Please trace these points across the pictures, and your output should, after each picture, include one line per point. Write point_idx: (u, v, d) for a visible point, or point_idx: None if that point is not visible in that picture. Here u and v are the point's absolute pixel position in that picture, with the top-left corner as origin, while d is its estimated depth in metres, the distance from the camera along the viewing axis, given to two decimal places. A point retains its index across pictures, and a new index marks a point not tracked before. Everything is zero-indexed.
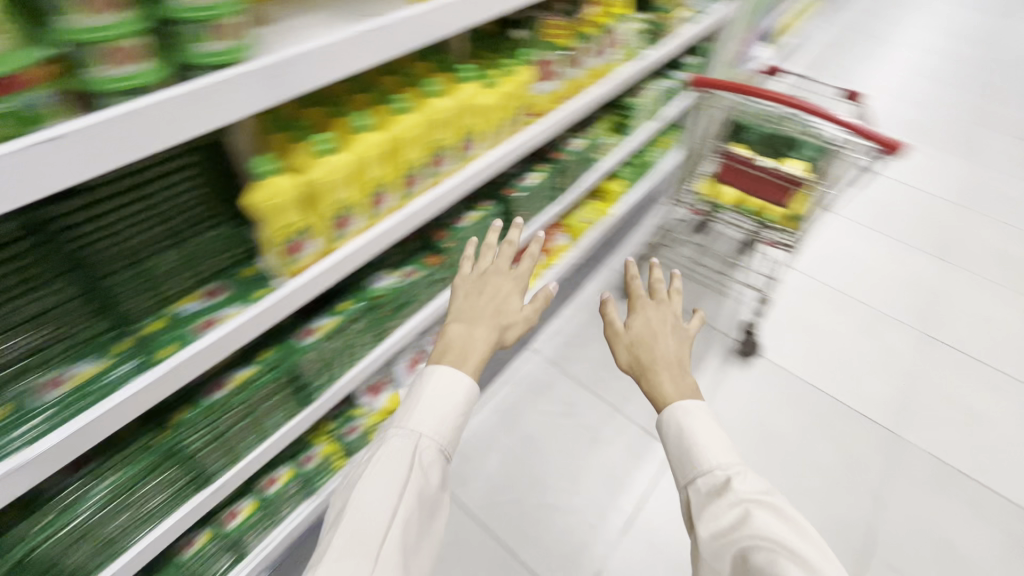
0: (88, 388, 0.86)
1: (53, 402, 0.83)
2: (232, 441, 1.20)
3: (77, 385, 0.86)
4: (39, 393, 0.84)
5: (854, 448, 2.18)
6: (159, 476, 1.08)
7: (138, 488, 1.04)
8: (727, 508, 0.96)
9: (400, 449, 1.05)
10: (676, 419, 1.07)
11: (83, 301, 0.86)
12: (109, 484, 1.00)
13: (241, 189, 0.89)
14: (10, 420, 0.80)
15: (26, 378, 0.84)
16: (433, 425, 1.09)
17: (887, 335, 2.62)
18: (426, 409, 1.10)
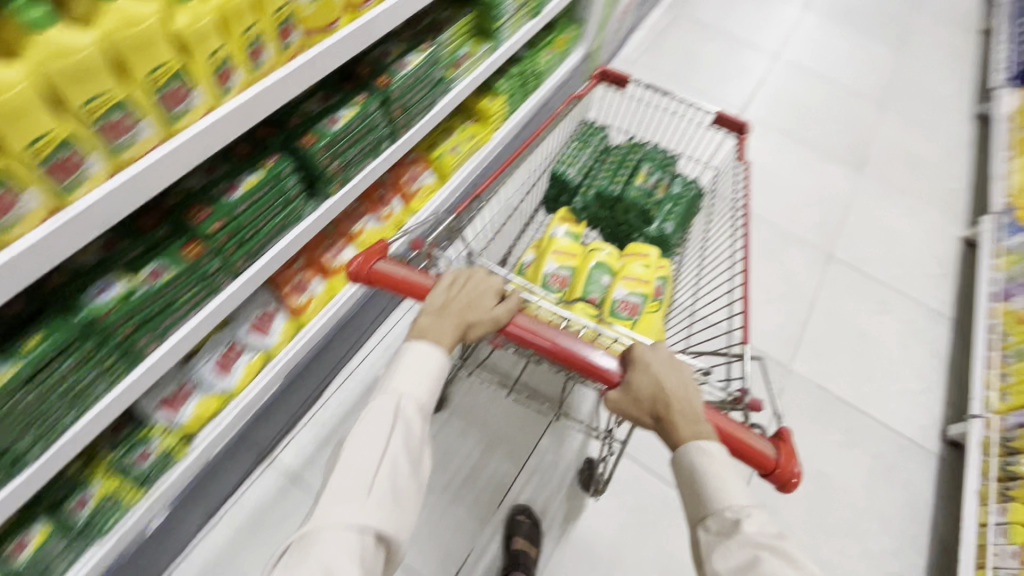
0: (257, 202, 0.83)
1: (238, 201, 0.80)
2: (347, 159, 0.97)
3: (255, 183, 0.82)
4: (220, 195, 0.80)
5: (900, 259, 1.79)
6: (249, 224, 0.84)
7: (302, 190, 0.91)
8: (733, 550, 0.61)
9: (369, 418, 0.66)
10: (689, 463, 0.66)
11: (223, 152, 0.85)
12: (277, 183, 0.86)
13: (332, 16, 0.77)
14: (199, 279, 0.80)
15: (228, 182, 0.81)
16: (420, 388, 0.68)
17: (979, 168, 2.09)
18: (404, 370, 0.69)
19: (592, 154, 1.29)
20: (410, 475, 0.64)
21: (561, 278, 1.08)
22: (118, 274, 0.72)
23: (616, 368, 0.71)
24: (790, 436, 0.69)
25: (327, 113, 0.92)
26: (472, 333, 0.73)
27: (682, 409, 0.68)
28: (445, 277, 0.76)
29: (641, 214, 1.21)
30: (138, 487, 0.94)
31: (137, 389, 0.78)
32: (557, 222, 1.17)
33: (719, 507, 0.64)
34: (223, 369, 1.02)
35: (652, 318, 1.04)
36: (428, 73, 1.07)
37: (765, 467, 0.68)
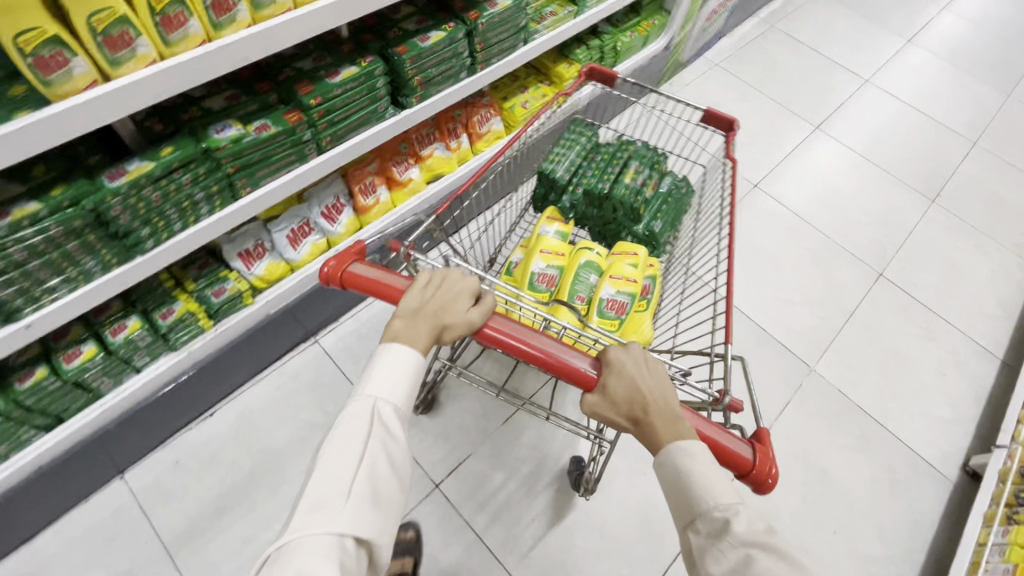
0: (350, 90, 0.99)
1: (335, 85, 0.96)
2: (430, 77, 1.11)
3: (351, 74, 0.98)
4: (322, 77, 0.97)
5: (957, 292, 1.73)
6: (340, 108, 1.00)
7: (386, 93, 1.07)
8: (722, 553, 0.54)
9: (348, 423, 0.59)
10: (672, 466, 0.59)
11: (329, 46, 1.02)
12: (368, 81, 1.02)
13: None
14: (293, 143, 0.96)
15: (331, 70, 0.98)
16: (398, 391, 0.61)
17: None
18: (381, 372, 0.62)
19: (580, 152, 1.18)
20: (392, 482, 0.58)
21: (548, 278, 1.03)
22: (232, 119, 0.90)
23: (591, 368, 0.66)
24: (767, 435, 0.65)
25: (420, 32, 1.07)
26: (448, 335, 0.66)
27: (660, 409, 0.62)
28: (420, 276, 0.69)
29: (629, 213, 1.13)
30: (209, 317, 1.11)
31: (230, 220, 0.95)
32: (543, 220, 1.10)
33: (706, 509, 0.57)
34: (292, 240, 1.19)
35: (638, 317, 1.03)
36: (514, 17, 1.20)
37: (742, 469, 0.63)
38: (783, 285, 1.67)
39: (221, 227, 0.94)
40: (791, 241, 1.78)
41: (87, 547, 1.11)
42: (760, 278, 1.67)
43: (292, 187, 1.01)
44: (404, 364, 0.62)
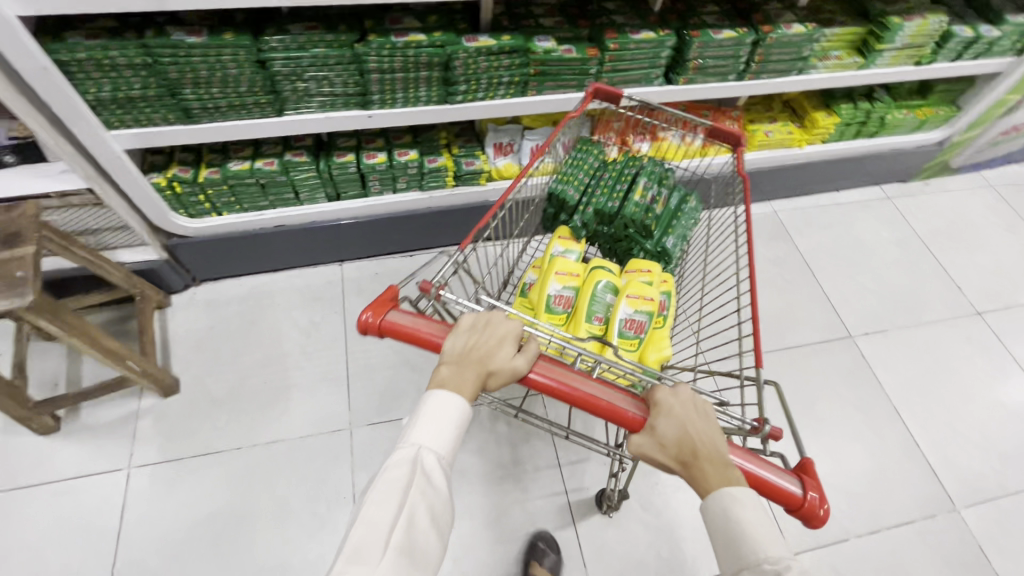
0: (640, 48, 1.20)
1: (633, 40, 1.18)
2: (703, 66, 1.27)
3: (649, 37, 1.19)
4: (625, 31, 1.19)
5: None
6: (625, 60, 1.21)
7: (661, 65, 1.26)
8: None
9: (390, 470, 0.59)
10: (721, 514, 0.54)
11: (637, 12, 1.24)
12: (656, 48, 1.21)
13: None
14: (579, 70, 1.19)
15: (634, 29, 1.20)
16: (441, 440, 0.61)
17: None
18: (427, 420, 0.61)
19: (587, 168, 0.92)
20: (429, 530, 0.57)
21: (564, 303, 0.78)
22: (550, 35, 1.17)
23: (638, 408, 0.60)
24: (815, 468, 0.58)
25: (714, 27, 1.24)
26: (493, 382, 0.63)
27: (710, 454, 0.56)
28: (462, 319, 0.65)
29: (642, 229, 0.87)
30: (453, 178, 1.41)
31: (511, 106, 1.22)
32: (553, 240, 0.85)
33: (755, 558, 0.52)
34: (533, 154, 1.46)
35: (659, 336, 0.79)
36: (801, 44, 1.30)
37: (790, 505, 0.56)
38: (965, 417, 1.47)
39: (501, 108, 1.21)
40: (998, 383, 1.55)
41: (305, 294, 1.50)
42: (942, 399, 1.50)
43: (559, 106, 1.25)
44: (451, 418, 0.61)
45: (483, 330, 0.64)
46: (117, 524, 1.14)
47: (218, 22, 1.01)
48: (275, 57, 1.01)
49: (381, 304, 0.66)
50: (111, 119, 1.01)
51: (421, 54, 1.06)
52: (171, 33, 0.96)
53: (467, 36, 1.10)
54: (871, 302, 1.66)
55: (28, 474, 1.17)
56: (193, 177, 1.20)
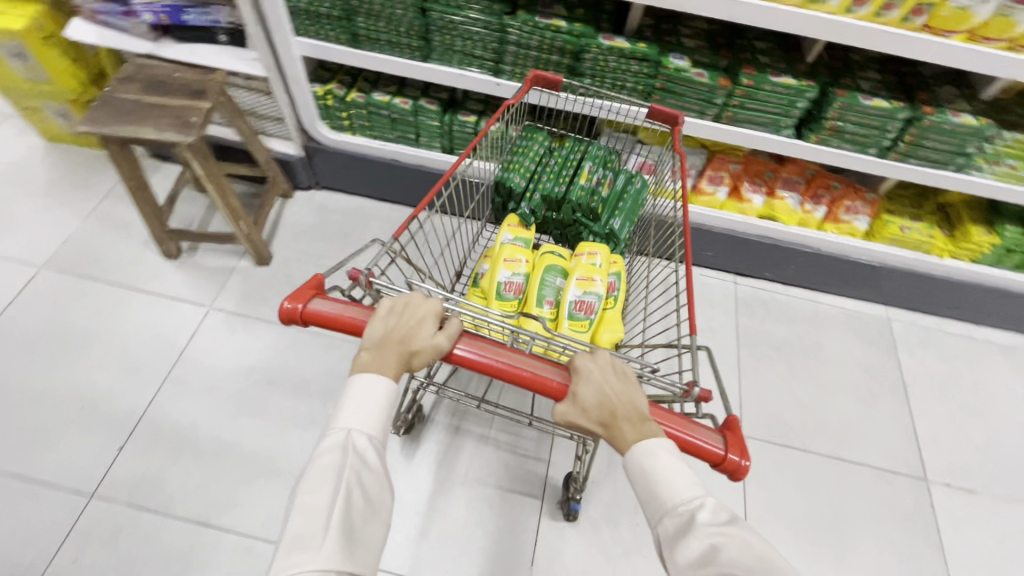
0: (774, 92, 1.16)
1: (769, 82, 1.15)
2: (842, 130, 1.20)
3: (788, 83, 1.15)
4: (766, 71, 1.16)
5: None
6: (755, 99, 1.18)
7: (794, 116, 1.21)
8: (690, 548, 0.55)
9: (322, 458, 0.61)
10: (640, 469, 0.61)
11: (788, 57, 1.20)
12: (792, 97, 1.17)
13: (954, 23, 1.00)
14: (703, 96, 1.20)
15: (777, 72, 1.17)
16: (371, 419, 0.64)
17: None
18: (356, 403, 0.64)
19: (534, 156, 1.02)
20: (372, 509, 0.60)
21: (514, 285, 0.84)
22: (688, 55, 1.18)
23: (560, 378, 0.67)
24: (737, 424, 0.65)
25: (868, 93, 1.16)
26: (417, 360, 0.68)
27: (629, 412, 0.63)
28: (380, 305, 0.69)
29: (588, 213, 0.96)
30: None
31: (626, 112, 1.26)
32: (503, 229, 0.90)
33: (673, 505, 0.59)
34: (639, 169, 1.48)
35: (608, 317, 0.87)
36: (970, 138, 1.16)
37: (712, 459, 0.63)
38: None
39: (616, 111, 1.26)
40: None
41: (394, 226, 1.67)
42: None
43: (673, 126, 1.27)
44: (381, 397, 0.65)
45: (403, 314, 0.68)
46: (184, 343, 1.36)
47: None
48: (436, 9, 1.15)
49: (301, 298, 0.68)
50: (300, 27, 1.24)
51: (557, 39, 1.15)
52: None
53: (607, 34, 1.16)
54: (967, 453, 1.41)
55: (144, 280, 1.45)
56: (344, 95, 1.41)
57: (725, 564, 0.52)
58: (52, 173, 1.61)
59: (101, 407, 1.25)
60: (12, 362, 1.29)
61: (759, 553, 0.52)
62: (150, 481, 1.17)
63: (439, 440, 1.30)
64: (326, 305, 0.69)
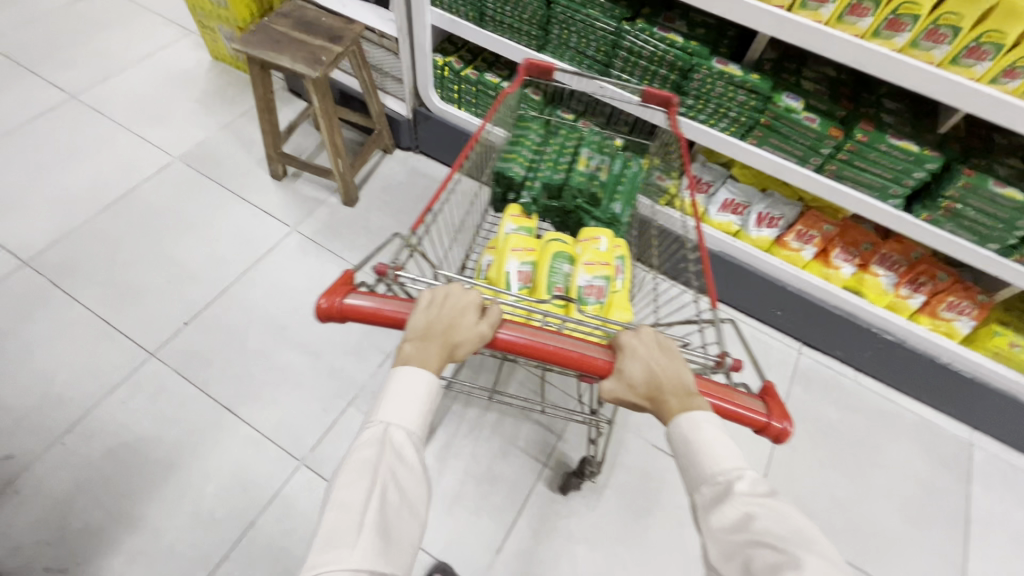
0: (891, 154, 1.07)
1: (886, 142, 1.06)
2: (960, 213, 1.07)
3: (909, 147, 1.05)
4: (888, 130, 1.07)
5: None
6: (867, 158, 1.10)
7: (908, 185, 1.10)
8: (727, 513, 0.59)
9: (360, 451, 0.63)
10: (680, 437, 0.66)
11: (919, 121, 1.10)
12: (909, 165, 1.07)
13: None
14: (809, 142, 1.14)
15: (899, 134, 1.07)
16: (409, 414, 0.66)
17: None
18: (394, 398, 0.66)
19: (531, 145, 1.10)
20: (404, 508, 0.60)
21: (523, 274, 0.88)
22: (803, 96, 1.13)
23: (605, 356, 0.73)
24: (774, 390, 0.72)
25: (1004, 179, 1.03)
26: (460, 351, 0.71)
27: (674, 385, 0.69)
28: (419, 298, 0.73)
29: (590, 200, 1.05)
30: None
31: (722, 142, 1.22)
32: (507, 219, 0.95)
33: (711, 473, 0.63)
34: (722, 207, 1.41)
35: (620, 300, 0.92)
36: None
37: (754, 423, 0.69)
38: None
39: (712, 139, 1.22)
40: None
41: None
42: None
43: (768, 168, 1.20)
44: (420, 391, 0.67)
45: (445, 305, 0.72)
46: (264, 252, 1.52)
47: None
48: (561, 3, 1.19)
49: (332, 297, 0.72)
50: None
51: (669, 53, 1.14)
52: None
53: (722, 58, 1.14)
54: None
55: (249, 191, 1.64)
56: (459, 70, 1.49)
57: (758, 531, 0.56)
58: (207, 85, 1.86)
59: (183, 286, 1.43)
60: (130, 229, 1.51)
61: (791, 525, 0.56)
62: (201, 359, 1.32)
63: (452, 410, 1.34)
64: (360, 303, 0.72)
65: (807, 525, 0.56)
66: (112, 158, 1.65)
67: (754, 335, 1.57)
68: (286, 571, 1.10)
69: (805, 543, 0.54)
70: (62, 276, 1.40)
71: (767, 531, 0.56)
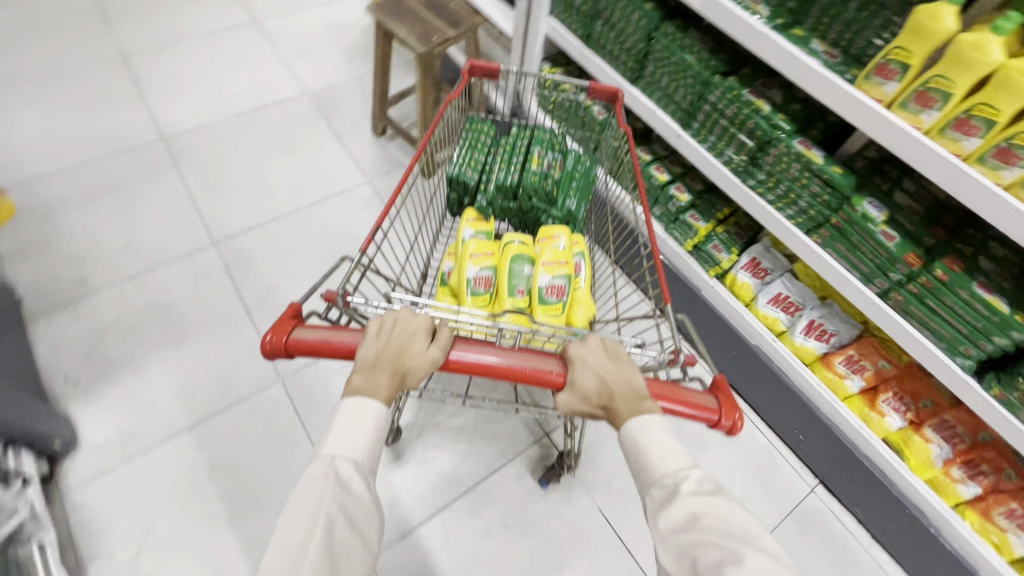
0: (973, 304, 0.89)
1: (970, 288, 0.89)
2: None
3: (998, 303, 0.87)
4: (978, 277, 0.90)
5: None
6: (943, 300, 0.92)
7: (985, 349, 0.90)
8: (673, 514, 0.61)
9: (309, 486, 0.62)
10: (630, 443, 0.66)
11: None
12: (991, 325, 0.88)
13: None
14: (879, 259, 0.98)
15: (991, 286, 0.89)
16: (358, 446, 0.65)
17: None
18: (345, 431, 0.65)
19: (482, 147, 1.09)
20: (350, 537, 0.61)
21: (484, 280, 0.91)
22: (891, 208, 0.98)
23: (557, 369, 0.68)
24: (726, 382, 0.69)
25: None
26: (411, 377, 0.69)
27: (623, 394, 0.67)
28: (368, 325, 0.69)
29: (544, 198, 1.04)
30: (690, 244, 1.36)
31: (785, 228, 1.08)
32: (466, 224, 0.98)
33: (659, 477, 0.64)
34: (772, 300, 1.26)
35: (578, 301, 0.96)
36: None
37: (706, 420, 0.67)
38: None
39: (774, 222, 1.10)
40: None
41: None
42: None
43: (828, 273, 1.05)
44: (370, 424, 0.66)
45: (398, 332, 0.69)
46: (336, 191, 1.68)
47: None
48: (661, 41, 1.16)
49: (278, 332, 0.68)
50: (555, 11, 1.38)
51: (752, 119, 1.06)
52: None
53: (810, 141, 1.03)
54: None
55: (348, 136, 1.81)
56: None
57: (702, 530, 0.59)
58: (356, 41, 2.08)
59: (261, 198, 1.62)
60: (245, 138, 1.75)
61: (733, 523, 0.59)
62: (245, 262, 1.49)
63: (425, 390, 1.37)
64: (311, 333, 0.69)
65: (751, 520, 0.60)
66: (257, 78, 1.92)
67: (766, 451, 1.38)
68: (223, 463, 1.21)
69: (746, 537, 0.58)
70: (181, 159, 1.66)
71: (714, 524, 0.59)
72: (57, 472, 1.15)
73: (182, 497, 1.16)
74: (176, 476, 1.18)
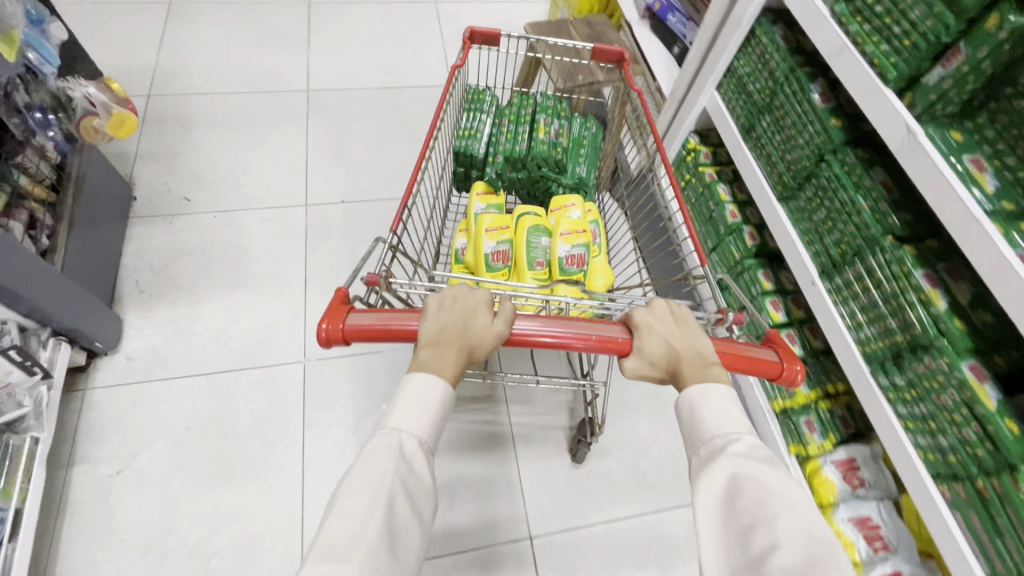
0: None
1: None
2: None
3: None
4: None
5: None
6: None
7: None
8: (716, 475, 0.52)
9: (372, 459, 0.54)
10: (686, 407, 0.57)
11: None
12: None
13: None
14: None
15: None
16: (423, 422, 0.57)
17: None
18: (410, 407, 0.57)
19: (489, 118, 1.06)
20: (409, 517, 0.53)
21: (502, 254, 0.91)
22: None
23: (622, 334, 0.61)
24: (779, 335, 0.65)
25: None
26: (478, 353, 0.61)
27: (689, 355, 0.60)
28: (427, 304, 0.62)
29: (553, 165, 1.03)
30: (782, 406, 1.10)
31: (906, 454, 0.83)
32: (476, 199, 0.98)
33: (708, 436, 0.55)
34: (856, 521, 0.97)
35: (593, 265, 0.97)
36: None
37: (769, 372, 0.62)
38: None
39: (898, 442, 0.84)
40: None
41: None
42: None
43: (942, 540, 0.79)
44: (438, 401, 0.58)
45: (462, 310, 0.61)
46: None
47: (856, 110, 0.95)
48: (833, 170, 0.93)
49: (332, 318, 0.59)
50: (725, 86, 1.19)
51: (913, 311, 0.80)
52: (815, 81, 0.97)
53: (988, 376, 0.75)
54: None
55: None
56: (702, 163, 1.30)
57: (747, 497, 0.49)
58: None
59: (365, 174, 1.62)
60: (377, 111, 1.76)
61: (781, 488, 0.50)
62: (324, 232, 1.50)
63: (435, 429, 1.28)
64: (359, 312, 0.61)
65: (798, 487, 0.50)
66: (413, 57, 1.93)
67: None
68: (221, 420, 1.22)
69: (790, 502, 0.48)
70: (314, 114, 1.72)
71: (760, 484, 0.50)
72: (91, 366, 1.24)
73: (174, 438, 1.19)
74: (177, 415, 1.22)
